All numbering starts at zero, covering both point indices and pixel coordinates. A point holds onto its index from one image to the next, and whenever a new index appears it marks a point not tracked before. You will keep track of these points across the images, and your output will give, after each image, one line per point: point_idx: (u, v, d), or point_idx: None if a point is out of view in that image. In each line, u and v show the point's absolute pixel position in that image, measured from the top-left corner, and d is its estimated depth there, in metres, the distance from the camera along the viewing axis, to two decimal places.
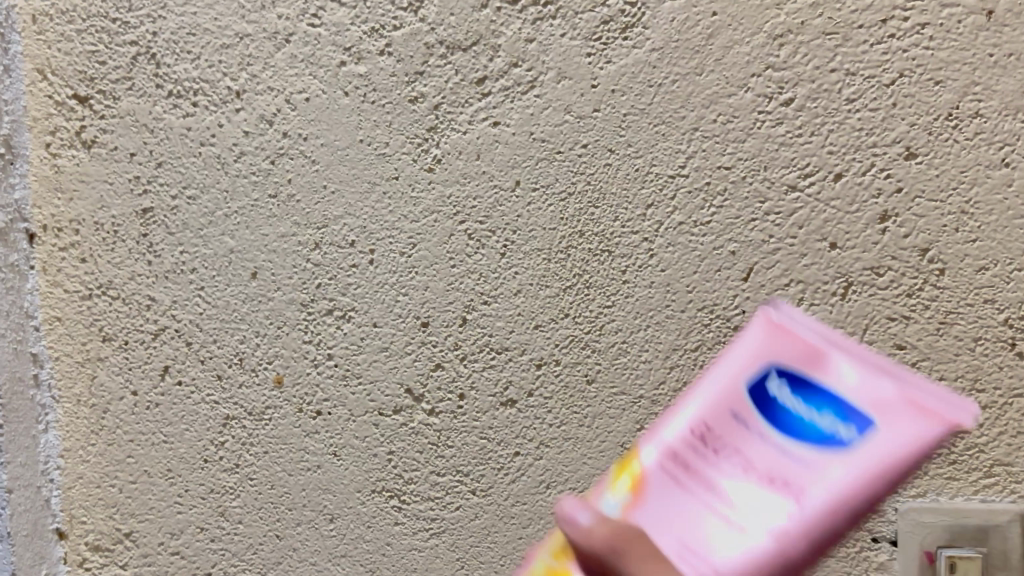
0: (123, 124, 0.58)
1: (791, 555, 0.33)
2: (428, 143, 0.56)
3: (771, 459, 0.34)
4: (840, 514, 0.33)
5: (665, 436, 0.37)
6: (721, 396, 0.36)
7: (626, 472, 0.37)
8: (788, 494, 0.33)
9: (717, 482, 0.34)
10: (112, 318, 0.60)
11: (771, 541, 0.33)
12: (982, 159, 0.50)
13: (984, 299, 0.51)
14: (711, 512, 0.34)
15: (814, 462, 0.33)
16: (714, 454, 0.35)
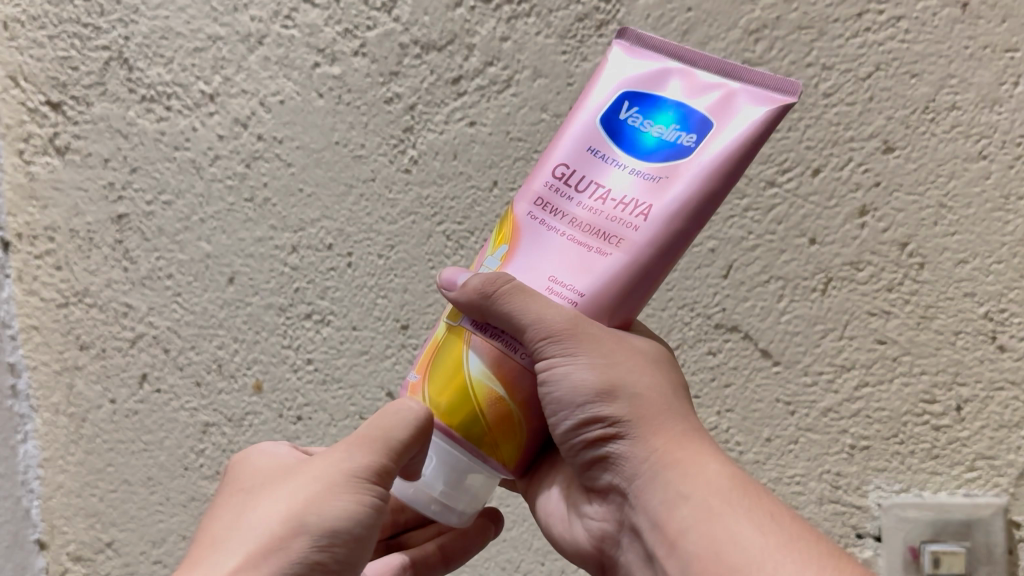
0: (96, 130, 0.58)
1: (645, 269, 0.33)
2: (404, 144, 0.55)
3: (620, 179, 0.33)
4: (684, 220, 0.33)
5: (531, 186, 0.35)
6: (578, 140, 0.34)
7: (502, 232, 0.35)
8: (635, 223, 0.32)
9: (574, 220, 0.33)
10: (89, 325, 0.59)
11: (621, 268, 0.33)
12: (960, 152, 0.51)
13: (964, 293, 0.51)
14: (568, 245, 0.33)
15: (661, 178, 0.33)
16: (574, 190, 0.33)
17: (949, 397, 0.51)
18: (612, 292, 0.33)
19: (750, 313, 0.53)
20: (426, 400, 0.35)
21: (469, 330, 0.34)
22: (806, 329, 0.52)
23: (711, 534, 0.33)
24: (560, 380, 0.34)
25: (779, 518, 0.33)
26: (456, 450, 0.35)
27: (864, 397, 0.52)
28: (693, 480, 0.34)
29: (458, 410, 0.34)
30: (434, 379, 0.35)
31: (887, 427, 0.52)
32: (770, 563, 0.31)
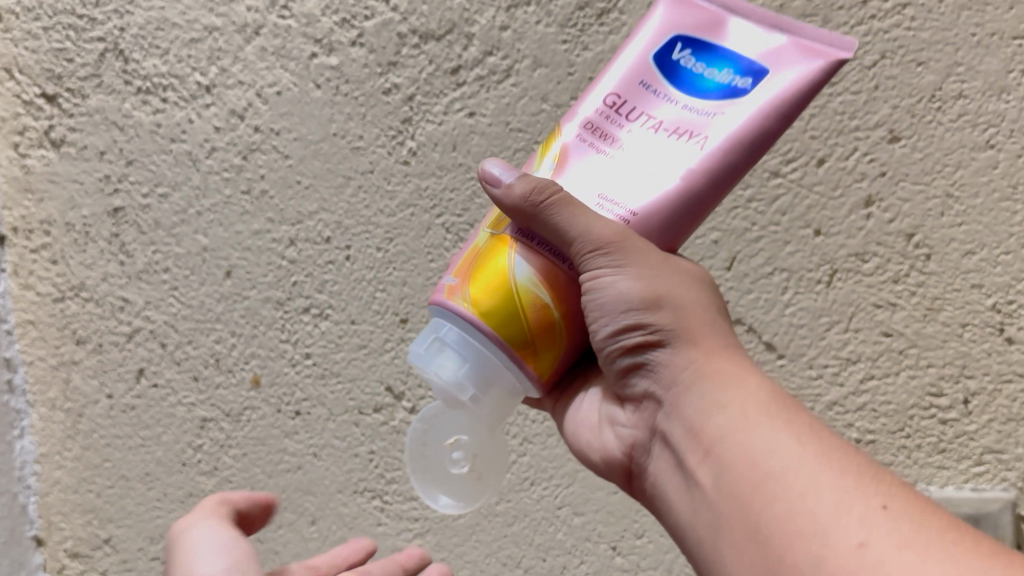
0: (92, 122, 0.57)
1: (695, 195, 0.32)
2: (403, 135, 0.55)
3: (672, 110, 0.32)
4: (738, 152, 0.32)
5: (579, 110, 0.34)
6: (627, 70, 0.34)
7: (546, 152, 0.34)
8: (691, 150, 0.31)
9: (626, 145, 0.32)
10: (85, 320, 0.58)
11: (673, 195, 0.32)
12: (966, 141, 0.50)
13: (971, 284, 0.50)
14: (623, 173, 0.32)
15: (715, 111, 0.32)
16: (624, 119, 0.33)
17: (956, 390, 0.51)
18: (662, 219, 0.32)
19: (754, 306, 0.52)
20: (461, 298, 0.32)
21: (514, 237, 0.33)
22: (811, 322, 0.52)
23: (750, 448, 0.30)
24: (602, 283, 0.32)
25: (826, 438, 0.30)
26: (490, 353, 0.32)
27: (870, 390, 0.51)
28: (735, 393, 0.31)
29: (498, 305, 0.32)
30: (474, 280, 0.32)
31: (893, 420, 0.51)
32: (809, 479, 0.28)
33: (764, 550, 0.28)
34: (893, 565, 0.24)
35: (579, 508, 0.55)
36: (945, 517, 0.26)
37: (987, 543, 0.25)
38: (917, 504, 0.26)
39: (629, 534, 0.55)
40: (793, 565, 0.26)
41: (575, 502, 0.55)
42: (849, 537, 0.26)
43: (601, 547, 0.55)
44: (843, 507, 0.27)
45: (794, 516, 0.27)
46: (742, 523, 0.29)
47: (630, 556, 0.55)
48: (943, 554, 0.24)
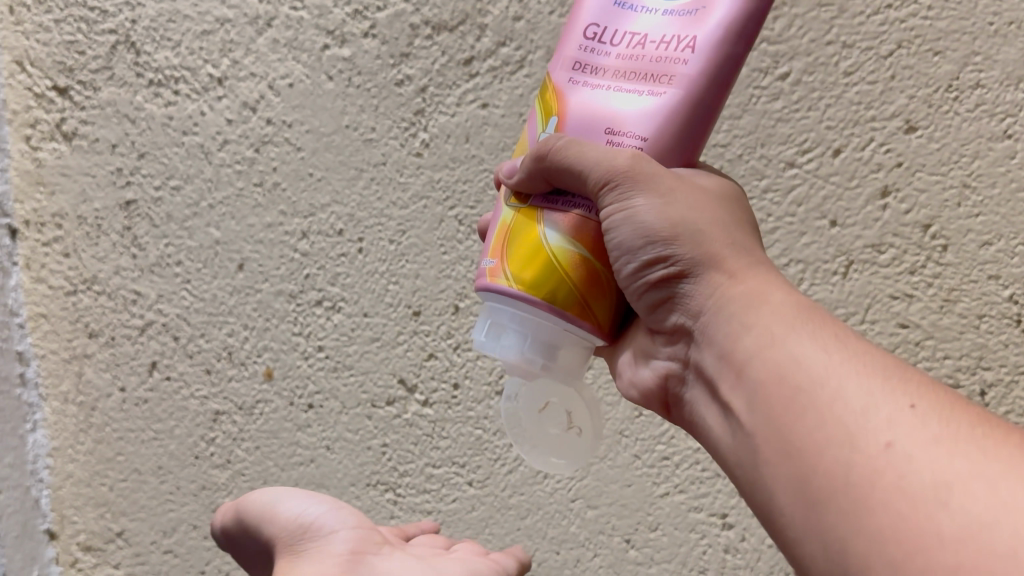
0: (103, 115, 0.57)
1: (702, 98, 0.30)
2: (415, 127, 0.55)
3: (655, 23, 0.31)
4: (734, 42, 0.30)
5: (564, 52, 0.33)
6: None
7: (543, 108, 0.34)
8: (684, 56, 0.30)
9: (618, 73, 0.32)
10: (97, 313, 0.58)
11: (676, 104, 0.30)
12: (984, 131, 0.50)
13: (988, 275, 0.50)
14: (621, 99, 0.31)
15: (697, 9, 0.31)
16: (610, 46, 0.32)
17: (972, 382, 0.50)
18: (674, 132, 0.31)
19: None
20: (506, 278, 0.32)
21: (540, 206, 0.33)
22: (827, 313, 0.51)
23: (773, 362, 0.28)
24: (619, 210, 0.31)
25: (852, 343, 0.28)
26: (549, 322, 0.32)
27: None
28: (759, 308, 0.30)
29: (547, 276, 0.31)
30: (515, 257, 0.32)
31: None
32: (836, 384, 0.26)
33: (793, 462, 0.26)
34: (923, 464, 0.23)
35: (593, 501, 0.55)
36: (981, 415, 0.25)
37: (1022, 438, 0.24)
38: (950, 405, 0.25)
39: (643, 527, 0.54)
40: (820, 473, 0.25)
41: (589, 495, 0.55)
42: (876, 438, 0.24)
43: (614, 540, 0.55)
44: (870, 409, 0.25)
45: (822, 423, 0.26)
46: (768, 437, 0.27)
47: (643, 549, 0.55)
48: (978, 453, 0.23)
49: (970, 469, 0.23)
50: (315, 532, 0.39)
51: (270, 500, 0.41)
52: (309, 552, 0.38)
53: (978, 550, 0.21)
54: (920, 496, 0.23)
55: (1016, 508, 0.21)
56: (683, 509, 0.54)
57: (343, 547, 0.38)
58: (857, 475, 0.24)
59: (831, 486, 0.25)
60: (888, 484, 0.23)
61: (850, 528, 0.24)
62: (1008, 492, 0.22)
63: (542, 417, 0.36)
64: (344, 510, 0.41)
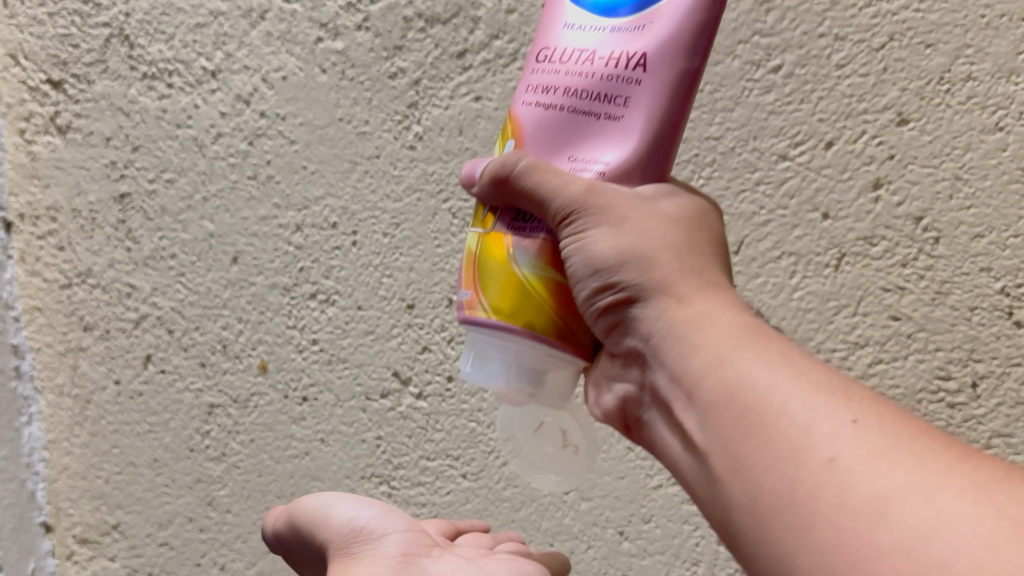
0: (97, 108, 0.57)
1: (660, 118, 0.31)
2: (409, 120, 0.55)
3: (603, 39, 0.31)
4: (687, 57, 0.30)
5: (523, 80, 0.34)
6: (556, 21, 0.33)
7: (505, 134, 0.34)
8: (638, 75, 0.31)
9: (570, 91, 0.32)
10: (92, 306, 0.58)
11: (636, 125, 0.31)
12: (976, 123, 0.50)
13: (980, 267, 0.50)
14: (582, 124, 0.32)
15: (645, 24, 0.31)
16: (561, 65, 0.32)
17: (964, 374, 0.50)
18: (636, 155, 0.31)
19: (762, 290, 0.52)
20: (486, 313, 0.32)
21: (509, 234, 0.33)
22: (819, 306, 0.51)
23: (723, 381, 0.29)
24: (581, 243, 0.31)
25: (800, 358, 0.29)
26: (529, 347, 0.32)
27: (878, 374, 0.51)
28: (711, 328, 0.30)
29: (526, 306, 0.32)
30: (492, 291, 0.32)
31: (902, 404, 0.51)
32: (783, 400, 0.27)
33: (745, 478, 0.27)
34: (863, 477, 0.24)
35: (586, 493, 0.55)
36: (920, 424, 0.26)
37: (957, 447, 0.25)
38: (892, 415, 0.26)
39: (637, 519, 0.55)
40: (770, 490, 0.26)
41: (583, 488, 0.55)
42: (819, 452, 0.26)
43: (608, 532, 0.55)
44: (815, 424, 0.26)
45: (770, 440, 0.27)
46: (722, 454, 0.28)
47: (637, 541, 0.55)
48: (914, 463, 0.24)
49: (906, 480, 0.24)
50: (368, 536, 0.38)
51: (322, 504, 0.40)
52: (362, 555, 0.37)
53: (913, 561, 0.22)
54: (860, 509, 0.24)
55: (947, 520, 0.23)
56: (676, 501, 0.54)
57: (396, 551, 0.37)
58: (803, 490, 0.25)
59: (780, 501, 0.26)
60: (831, 499, 0.25)
61: (798, 542, 0.25)
62: (941, 502, 0.23)
63: (538, 439, 0.37)
64: (395, 512, 0.40)
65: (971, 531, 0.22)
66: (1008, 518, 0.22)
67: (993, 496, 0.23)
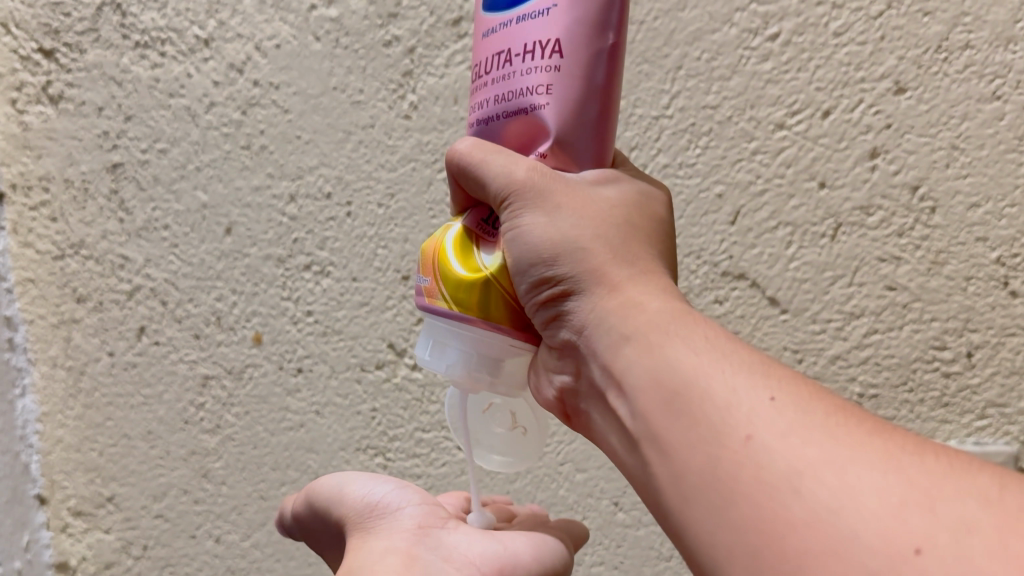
0: (89, 77, 0.57)
1: (584, 97, 0.32)
2: (404, 89, 0.54)
3: (514, 34, 0.33)
4: (596, 35, 0.31)
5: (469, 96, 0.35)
6: (481, 32, 0.34)
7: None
8: (552, 62, 0.31)
9: (499, 94, 0.33)
10: (85, 278, 0.58)
11: (562, 109, 0.32)
12: (973, 92, 0.49)
13: (976, 237, 0.50)
14: (518, 121, 0.33)
15: (546, 9, 0.32)
16: (488, 74, 0.34)
17: (960, 343, 0.50)
18: (569, 139, 0.32)
19: (758, 261, 0.52)
20: (445, 301, 0.33)
21: (478, 232, 0.35)
22: (815, 276, 0.51)
23: (651, 364, 0.30)
24: (517, 231, 0.33)
25: (723, 340, 0.30)
26: (488, 336, 0.34)
27: (873, 344, 0.51)
28: (639, 313, 0.31)
29: (478, 291, 0.33)
30: (449, 281, 0.33)
31: (896, 374, 0.51)
32: (705, 382, 0.28)
33: (670, 462, 0.28)
34: (779, 455, 0.25)
35: (581, 464, 0.55)
36: (837, 402, 0.27)
37: (871, 423, 0.25)
38: (809, 394, 0.27)
39: (631, 490, 0.55)
40: (693, 472, 0.27)
41: (578, 459, 0.55)
42: (737, 431, 0.26)
43: (603, 503, 0.55)
44: (734, 404, 0.27)
45: (694, 422, 0.27)
46: (651, 436, 0.29)
47: (632, 512, 0.55)
48: (828, 438, 0.25)
49: (820, 455, 0.24)
50: (383, 511, 0.38)
51: (338, 482, 0.40)
52: (378, 530, 0.37)
53: (824, 534, 0.23)
54: (777, 486, 0.24)
55: (856, 490, 0.23)
56: None
57: (411, 524, 0.37)
58: (723, 469, 0.26)
59: (702, 482, 0.26)
60: (750, 478, 0.25)
61: (723, 521, 0.25)
62: (851, 475, 0.23)
63: (487, 419, 0.39)
64: (410, 487, 0.40)
65: (878, 501, 0.22)
66: (914, 488, 0.22)
67: (902, 467, 0.23)
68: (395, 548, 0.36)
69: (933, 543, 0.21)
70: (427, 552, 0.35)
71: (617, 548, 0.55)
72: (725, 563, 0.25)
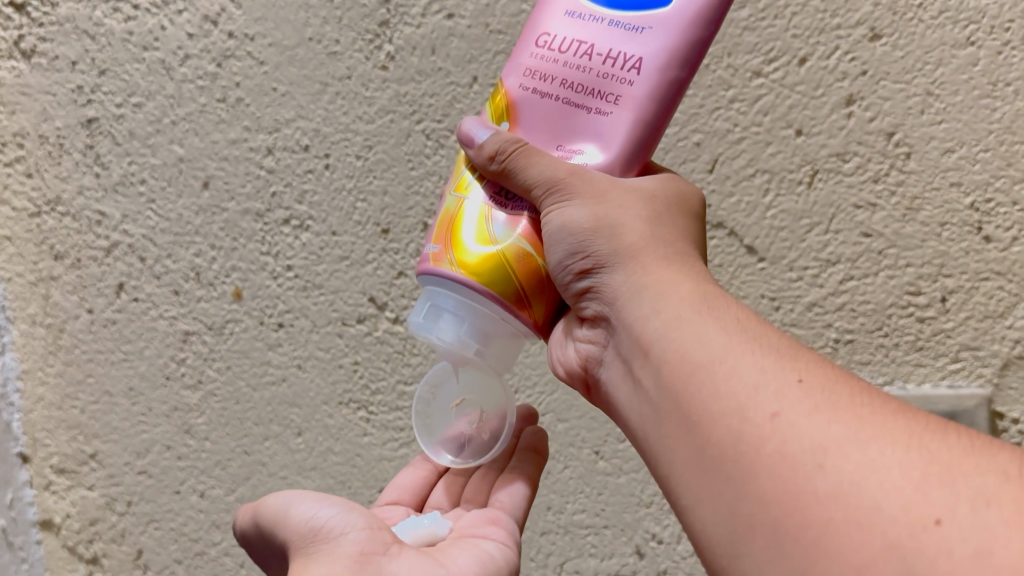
0: (62, 31, 0.56)
1: (648, 121, 0.33)
2: (380, 39, 0.54)
3: (601, 34, 0.33)
4: (678, 68, 0.32)
5: (518, 59, 0.35)
6: (554, 6, 0.34)
7: (495, 109, 0.36)
8: (631, 77, 0.32)
9: (565, 82, 0.33)
10: (62, 235, 0.58)
11: (625, 127, 0.33)
12: (947, 38, 0.50)
13: (950, 182, 0.50)
14: (573, 114, 0.34)
15: (643, 27, 0.32)
16: (559, 54, 0.33)
17: (934, 289, 0.51)
18: (622, 148, 0.33)
19: (735, 209, 0.52)
20: (449, 263, 0.33)
21: (490, 203, 0.34)
22: (792, 224, 0.52)
23: (678, 343, 0.30)
24: (548, 216, 0.33)
25: (753, 326, 0.30)
26: (486, 309, 0.33)
27: (849, 291, 0.52)
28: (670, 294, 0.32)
29: (485, 257, 0.32)
30: (458, 245, 0.33)
31: (872, 320, 0.52)
32: (732, 362, 0.28)
33: (691, 436, 0.28)
34: (805, 430, 0.25)
35: (562, 414, 0.56)
36: (860, 386, 0.27)
37: (895, 403, 0.26)
38: (837, 378, 0.27)
39: (612, 439, 0.56)
40: (714, 445, 0.27)
41: (559, 409, 0.56)
42: (764, 408, 0.26)
43: (584, 452, 0.56)
44: (762, 383, 0.27)
45: (718, 397, 0.28)
46: (675, 412, 0.29)
47: (612, 461, 0.56)
48: (855, 417, 0.25)
49: (844, 432, 0.25)
50: (321, 534, 0.33)
51: (281, 501, 0.35)
52: (316, 556, 0.33)
53: (849, 505, 0.23)
54: (799, 458, 0.25)
55: (879, 464, 0.23)
56: None
57: (351, 550, 0.32)
58: (746, 443, 0.26)
59: (724, 455, 0.27)
60: (773, 451, 0.25)
61: (743, 492, 0.26)
62: (874, 449, 0.24)
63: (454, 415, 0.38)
64: (357, 509, 0.35)
65: (900, 475, 0.23)
66: (934, 463, 0.23)
67: (925, 444, 0.24)
68: None
69: (953, 513, 0.22)
70: None
71: (598, 496, 0.56)
72: (743, 535, 0.25)
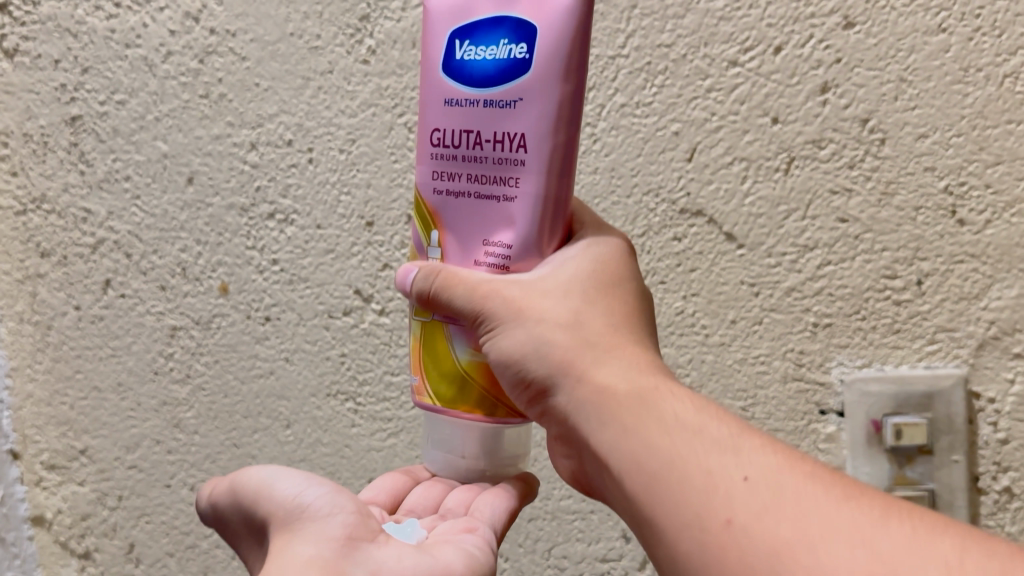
0: (45, 29, 0.56)
1: (550, 193, 0.34)
2: (361, 33, 0.54)
3: (481, 118, 0.35)
4: (559, 131, 0.34)
5: (423, 162, 0.37)
6: (434, 102, 0.36)
7: (419, 219, 0.38)
8: (521, 156, 0.34)
9: (470, 176, 0.36)
10: (48, 232, 0.58)
11: (530, 207, 0.34)
12: (919, 25, 0.51)
13: (924, 167, 0.51)
14: (482, 204, 0.35)
15: (514, 101, 0.34)
16: (454, 149, 0.36)
17: (910, 272, 0.52)
18: (536, 234, 0.35)
19: (714, 197, 0.53)
20: (441, 400, 0.38)
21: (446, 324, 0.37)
22: (770, 211, 0.53)
23: (640, 448, 0.32)
24: (495, 331, 0.35)
25: (705, 420, 0.32)
26: (481, 426, 0.38)
27: (827, 275, 0.53)
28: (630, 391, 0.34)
29: (471, 391, 0.37)
30: (442, 384, 0.38)
31: (849, 303, 0.53)
32: (687, 469, 0.30)
33: (666, 544, 0.30)
34: (756, 534, 0.27)
35: None
36: (803, 473, 0.29)
37: (837, 491, 0.28)
38: (783, 471, 0.29)
39: None
40: (686, 554, 0.29)
41: None
42: (718, 515, 0.28)
43: None
44: (713, 490, 0.29)
45: (680, 507, 0.29)
46: (648, 517, 0.31)
47: None
48: (799, 513, 0.27)
49: (791, 532, 0.26)
50: (308, 513, 0.33)
51: (265, 479, 0.35)
52: (301, 533, 0.33)
53: None
54: (757, 564, 0.26)
55: (827, 563, 0.25)
56: None
57: (338, 531, 0.33)
58: (709, 551, 0.28)
59: (694, 564, 0.28)
60: (733, 557, 0.27)
61: None
62: (822, 547, 0.25)
63: None
64: (345, 493, 0.35)
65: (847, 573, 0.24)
66: (880, 557, 0.24)
67: (869, 537, 0.25)
68: (318, 559, 0.31)
69: None
70: (354, 569, 0.31)
71: None
72: None
